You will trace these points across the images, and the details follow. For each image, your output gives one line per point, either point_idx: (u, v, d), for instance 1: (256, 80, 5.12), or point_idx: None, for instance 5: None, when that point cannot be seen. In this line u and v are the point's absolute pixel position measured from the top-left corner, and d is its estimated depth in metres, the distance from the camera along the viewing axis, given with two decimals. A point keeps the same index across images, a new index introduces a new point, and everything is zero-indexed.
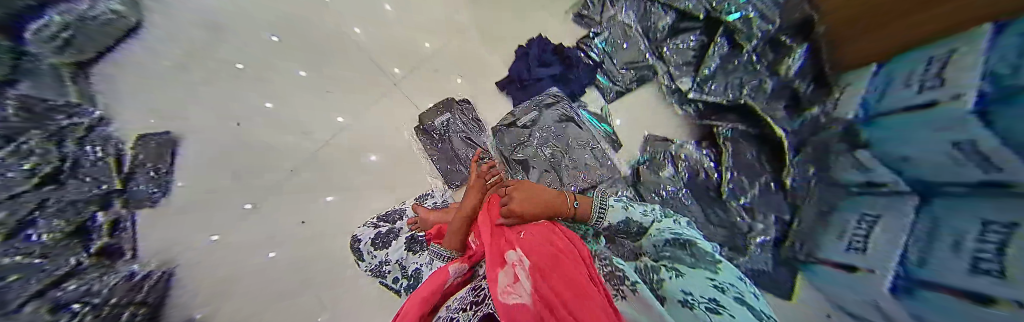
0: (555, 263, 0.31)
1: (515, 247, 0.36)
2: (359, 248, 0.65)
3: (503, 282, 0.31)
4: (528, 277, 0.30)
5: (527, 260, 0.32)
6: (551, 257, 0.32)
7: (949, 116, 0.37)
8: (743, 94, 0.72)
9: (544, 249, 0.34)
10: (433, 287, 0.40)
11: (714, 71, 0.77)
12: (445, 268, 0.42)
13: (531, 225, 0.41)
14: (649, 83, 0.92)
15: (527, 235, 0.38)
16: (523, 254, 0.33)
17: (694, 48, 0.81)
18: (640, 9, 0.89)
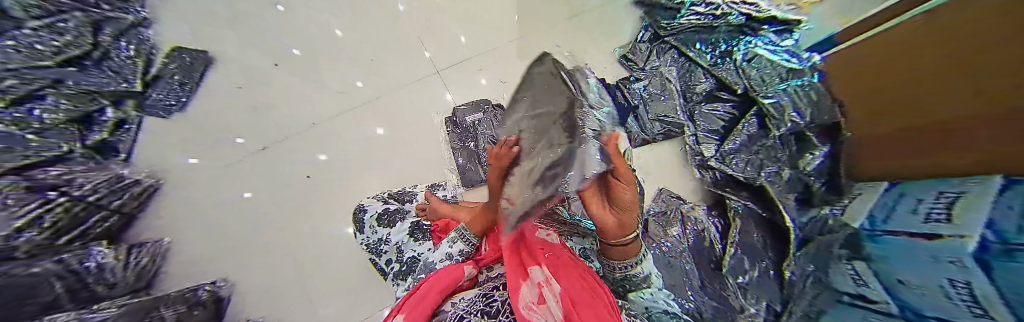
0: (583, 298, 0.31)
1: (540, 266, 0.37)
2: (362, 218, 0.67)
3: (526, 297, 0.32)
4: (555, 301, 0.31)
5: (555, 284, 0.33)
6: (576, 290, 0.33)
7: (955, 250, 0.32)
8: (760, 176, 0.73)
9: (573, 282, 0.35)
10: (445, 285, 0.41)
11: (737, 147, 0.78)
12: (461, 266, 0.44)
13: (559, 253, 0.43)
14: (674, 139, 0.96)
15: (553, 261, 0.40)
16: (550, 278, 0.34)
17: (724, 118, 0.81)
18: (681, 69, 0.86)
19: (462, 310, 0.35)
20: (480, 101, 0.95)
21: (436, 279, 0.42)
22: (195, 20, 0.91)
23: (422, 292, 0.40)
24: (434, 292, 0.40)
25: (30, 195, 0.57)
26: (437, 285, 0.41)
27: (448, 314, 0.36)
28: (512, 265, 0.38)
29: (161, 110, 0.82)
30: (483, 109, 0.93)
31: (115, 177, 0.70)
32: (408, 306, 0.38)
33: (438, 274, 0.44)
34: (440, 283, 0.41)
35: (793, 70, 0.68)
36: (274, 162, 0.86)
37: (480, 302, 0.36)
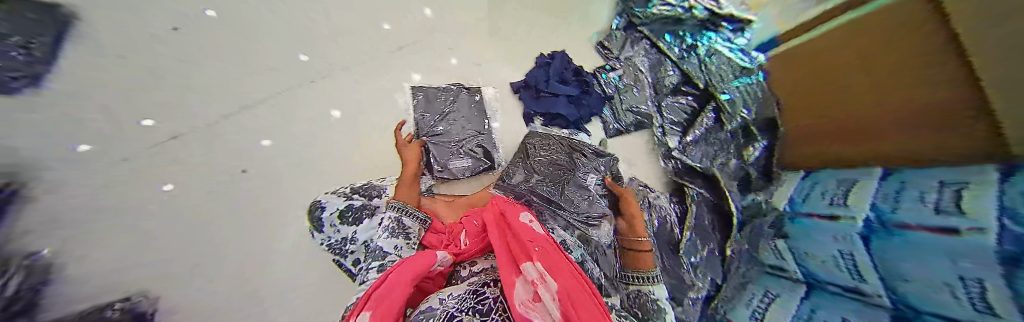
0: (583, 296, 0.27)
1: (533, 260, 0.34)
2: (320, 217, 0.57)
3: (520, 294, 0.28)
4: (552, 297, 0.27)
5: (551, 281, 0.29)
6: (572, 285, 0.29)
7: (932, 242, 0.38)
8: (713, 164, 0.84)
9: (569, 279, 0.30)
10: (414, 271, 0.37)
11: (696, 138, 0.86)
12: (432, 253, 0.42)
13: (544, 244, 0.40)
14: (643, 130, 0.94)
15: (545, 257, 0.35)
16: (545, 274, 0.30)
17: (687, 111, 0.91)
18: (654, 62, 0.94)
19: (450, 307, 0.32)
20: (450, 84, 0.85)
21: (404, 268, 0.37)
22: None
23: (385, 287, 0.32)
24: (400, 284, 0.33)
25: None
26: (403, 277, 0.35)
27: (435, 312, 0.33)
28: (507, 264, 0.35)
29: None
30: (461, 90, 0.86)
31: None
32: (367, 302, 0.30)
33: (406, 263, 0.38)
34: (410, 272, 0.36)
35: (743, 69, 0.86)
36: None
37: (470, 299, 0.34)
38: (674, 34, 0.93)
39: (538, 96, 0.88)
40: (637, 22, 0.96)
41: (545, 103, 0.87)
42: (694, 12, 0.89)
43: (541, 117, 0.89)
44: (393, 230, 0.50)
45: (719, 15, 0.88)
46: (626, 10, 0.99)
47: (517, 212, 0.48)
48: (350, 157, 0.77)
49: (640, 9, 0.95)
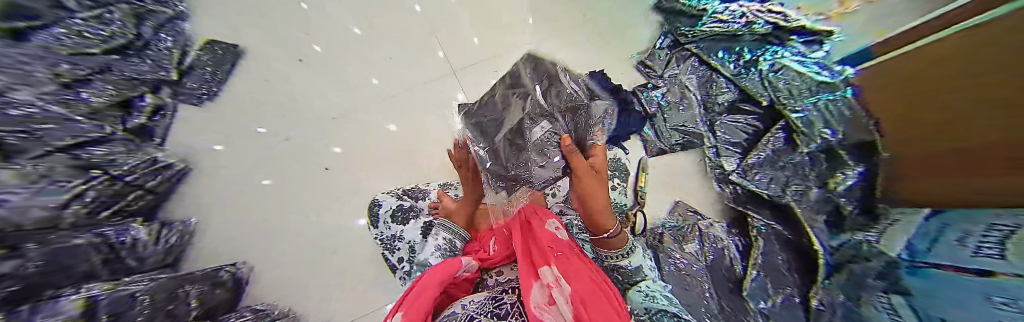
0: (593, 296, 0.33)
1: (551, 266, 0.39)
2: (377, 213, 0.66)
3: (537, 297, 0.34)
4: (565, 300, 0.33)
5: (565, 285, 0.35)
6: (587, 288, 0.34)
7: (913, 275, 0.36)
8: (786, 194, 0.59)
9: (583, 281, 0.36)
10: (443, 277, 0.41)
11: (761, 163, 0.66)
12: (458, 258, 0.46)
13: (565, 250, 0.44)
14: (693, 149, 0.92)
15: (562, 261, 0.40)
16: (560, 278, 0.36)
17: (749, 130, 0.70)
18: (704, 78, 0.80)
19: (474, 311, 0.35)
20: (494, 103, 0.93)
21: (433, 273, 0.41)
22: (230, 19, 0.96)
23: (417, 290, 0.39)
24: (434, 283, 0.40)
25: (80, 174, 0.62)
26: (434, 278, 0.40)
27: (459, 315, 0.36)
28: (528, 270, 0.40)
29: (195, 98, 0.87)
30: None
31: (150, 158, 0.74)
32: (402, 305, 0.37)
33: (434, 268, 0.43)
34: (437, 277, 0.41)
35: (823, 83, 0.54)
36: (296, 152, 0.90)
37: (490, 304, 0.36)
38: (729, 50, 0.74)
39: None
40: (683, 41, 0.85)
41: None
42: (753, 27, 0.69)
43: None
44: (444, 250, 0.63)
45: (788, 26, 0.64)
46: (672, 29, 0.89)
47: (542, 219, 0.51)
48: (405, 165, 0.94)
49: (687, 28, 0.83)
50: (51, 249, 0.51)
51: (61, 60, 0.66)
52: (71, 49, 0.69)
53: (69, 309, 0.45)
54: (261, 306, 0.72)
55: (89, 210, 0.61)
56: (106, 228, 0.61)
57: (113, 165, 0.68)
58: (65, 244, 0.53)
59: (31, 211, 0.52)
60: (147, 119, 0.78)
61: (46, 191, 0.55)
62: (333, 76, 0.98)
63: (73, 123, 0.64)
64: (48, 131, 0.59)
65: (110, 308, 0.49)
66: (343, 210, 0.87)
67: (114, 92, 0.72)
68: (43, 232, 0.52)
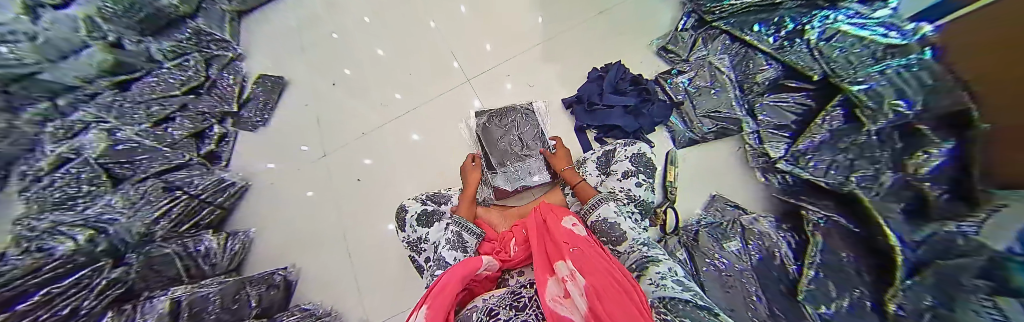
0: (610, 290, 0.28)
1: (566, 261, 0.36)
2: (404, 218, 0.65)
3: (552, 291, 0.31)
4: (580, 294, 0.28)
5: (580, 278, 0.31)
6: (605, 283, 0.30)
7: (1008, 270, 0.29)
8: (850, 180, 0.59)
9: (600, 276, 0.32)
10: (463, 272, 0.40)
11: (814, 145, 0.67)
12: (479, 256, 0.45)
13: (582, 246, 0.41)
14: (730, 137, 0.85)
15: (579, 256, 0.37)
16: (575, 272, 0.32)
17: (797, 111, 0.72)
18: (739, 56, 0.82)
19: (493, 303, 0.35)
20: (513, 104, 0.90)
21: (453, 270, 0.40)
22: (276, 53, 1.08)
23: (441, 283, 0.37)
24: (455, 281, 0.38)
25: (164, 194, 0.72)
26: (455, 275, 0.39)
27: (479, 307, 0.36)
28: (542, 268, 0.38)
29: (250, 125, 1.00)
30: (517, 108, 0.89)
31: (217, 179, 0.86)
32: (425, 298, 0.35)
33: (454, 266, 0.41)
34: (458, 274, 0.39)
35: (890, 46, 0.55)
36: (333, 167, 0.97)
37: (509, 297, 0.36)
38: (767, 23, 0.76)
39: (592, 109, 0.86)
40: (710, 19, 0.87)
41: (597, 116, 0.85)
42: None
43: (593, 129, 0.86)
44: (454, 243, 0.57)
45: None
46: (695, 9, 0.91)
47: (559, 217, 0.49)
48: (426, 173, 0.95)
49: (712, 5, 0.85)
50: (146, 257, 0.60)
51: (151, 103, 0.79)
52: (159, 94, 0.81)
53: (158, 309, 0.52)
54: (307, 306, 0.79)
55: (174, 225, 0.71)
56: (186, 239, 0.72)
57: (190, 185, 0.78)
58: (157, 254, 0.63)
59: (132, 227, 0.62)
60: (215, 146, 0.91)
61: (141, 210, 0.66)
62: (360, 94, 1.04)
63: (159, 151, 0.76)
64: (144, 160, 0.73)
65: (188, 308, 0.55)
66: (374, 219, 0.90)
67: (192, 127, 0.86)
68: (141, 245, 0.62)
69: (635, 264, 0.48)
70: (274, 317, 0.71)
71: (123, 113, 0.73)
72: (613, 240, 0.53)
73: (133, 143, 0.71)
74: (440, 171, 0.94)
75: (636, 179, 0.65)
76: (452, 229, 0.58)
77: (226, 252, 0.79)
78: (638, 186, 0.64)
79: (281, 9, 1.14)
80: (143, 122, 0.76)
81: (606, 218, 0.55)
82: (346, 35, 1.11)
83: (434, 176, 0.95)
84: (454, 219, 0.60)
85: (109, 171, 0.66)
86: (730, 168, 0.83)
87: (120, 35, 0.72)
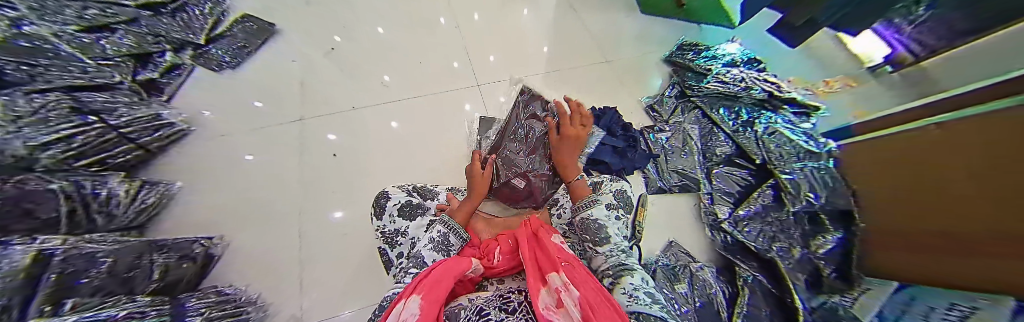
0: (604, 305, 0.29)
1: (560, 273, 0.37)
2: (383, 206, 0.61)
3: (545, 300, 0.31)
4: (574, 303, 0.29)
5: (574, 290, 0.31)
6: (596, 296, 0.31)
7: None
8: (772, 248, 0.73)
9: (592, 292, 0.32)
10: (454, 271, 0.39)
11: (750, 214, 0.79)
12: (468, 257, 0.44)
13: (573, 262, 0.42)
14: (690, 193, 0.95)
15: (571, 272, 0.38)
16: (569, 284, 0.33)
17: (742, 183, 0.87)
18: (705, 130, 0.96)
19: (481, 304, 0.34)
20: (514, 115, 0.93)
21: (445, 266, 0.39)
22: (270, 1, 1.00)
23: (432, 276, 0.35)
24: (448, 276, 0.36)
25: (71, 116, 0.57)
26: (448, 271, 0.37)
27: (467, 306, 0.35)
28: (534, 277, 0.38)
29: (215, 63, 0.87)
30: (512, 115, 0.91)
31: (151, 115, 0.72)
32: (418, 286, 0.32)
33: (444, 263, 0.40)
34: (451, 270, 0.38)
35: (810, 151, 0.74)
36: (304, 136, 0.86)
37: (498, 300, 0.36)
38: (729, 109, 0.93)
39: None
40: (690, 94, 1.02)
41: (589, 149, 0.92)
42: (751, 91, 0.89)
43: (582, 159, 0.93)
44: (438, 244, 0.53)
45: (782, 96, 0.85)
46: (680, 82, 1.07)
47: (549, 233, 0.51)
48: (408, 164, 0.89)
49: (694, 83, 1.02)
50: (20, 189, 0.46)
51: (91, 7, 0.70)
52: (109, 0, 0.74)
53: (22, 258, 0.39)
54: (227, 289, 0.66)
55: (70, 156, 0.56)
56: (84, 178, 0.57)
57: (112, 113, 0.64)
58: (39, 190, 0.48)
59: (10, 144, 0.47)
60: (159, 75, 0.79)
61: (33, 127, 0.51)
62: (354, 68, 0.97)
63: (77, 63, 0.63)
64: (49, 67, 0.58)
65: (60, 267, 0.42)
66: (339, 202, 0.81)
67: (133, 45, 0.74)
68: (31, 180, 0.48)
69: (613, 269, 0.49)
70: (180, 296, 0.58)
71: (45, 6, 0.62)
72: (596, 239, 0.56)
73: (44, 42, 0.58)
74: (424, 165, 0.89)
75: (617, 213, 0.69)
76: (440, 230, 0.55)
77: (134, 205, 0.64)
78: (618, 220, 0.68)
79: None
80: (69, 24, 0.65)
81: (596, 218, 0.59)
82: (353, 7, 1.06)
83: (418, 168, 0.88)
84: (442, 220, 0.57)
85: None
86: (688, 220, 0.92)
87: None
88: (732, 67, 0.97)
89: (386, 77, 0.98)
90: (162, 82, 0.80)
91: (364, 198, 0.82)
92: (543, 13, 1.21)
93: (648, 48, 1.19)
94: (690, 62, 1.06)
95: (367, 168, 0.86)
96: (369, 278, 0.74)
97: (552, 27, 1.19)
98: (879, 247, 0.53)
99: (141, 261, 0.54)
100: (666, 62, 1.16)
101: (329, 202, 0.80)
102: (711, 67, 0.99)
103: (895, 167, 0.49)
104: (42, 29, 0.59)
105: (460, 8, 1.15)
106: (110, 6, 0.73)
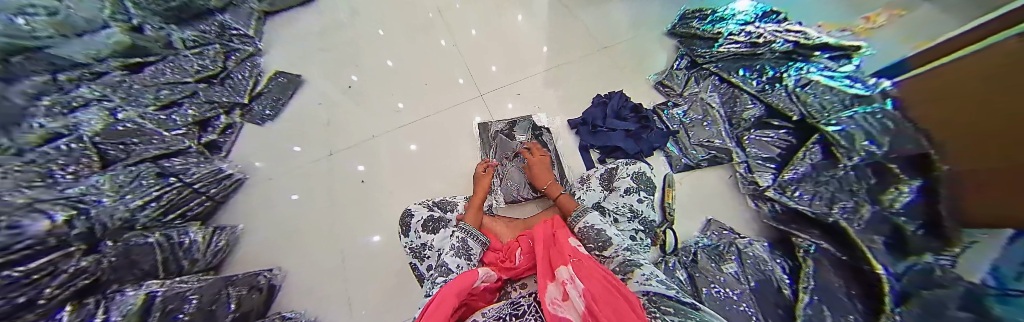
0: (606, 295, 0.29)
1: (567, 267, 0.37)
2: (409, 223, 0.64)
3: (552, 294, 0.33)
4: (577, 294, 0.30)
5: (577, 281, 0.32)
6: (596, 284, 0.32)
7: None
8: (834, 211, 0.63)
9: (597, 281, 0.33)
10: (461, 291, 0.39)
11: (798, 177, 0.72)
12: (477, 269, 0.45)
13: (584, 257, 0.41)
14: (721, 166, 0.88)
15: (580, 265, 0.37)
16: (573, 276, 0.34)
17: (780, 146, 0.79)
18: (727, 96, 0.90)
19: (493, 316, 0.35)
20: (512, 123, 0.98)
21: (453, 283, 0.40)
22: (295, 55, 1.13)
23: (439, 297, 0.37)
24: (456, 293, 0.38)
25: (158, 180, 0.69)
26: (454, 289, 0.39)
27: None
28: (545, 274, 0.39)
29: (258, 117, 1.00)
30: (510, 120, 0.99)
31: (215, 170, 0.83)
32: (424, 312, 0.34)
33: (456, 277, 0.42)
34: (458, 287, 0.39)
35: (857, 96, 0.68)
36: (335, 169, 0.95)
37: (509, 307, 0.37)
38: (749, 68, 0.88)
39: (596, 131, 0.91)
40: (701, 62, 0.97)
41: (601, 137, 0.89)
42: (773, 46, 0.85)
43: (596, 149, 0.90)
44: (459, 249, 0.55)
45: (810, 44, 0.80)
46: (688, 53, 1.01)
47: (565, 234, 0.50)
48: (430, 178, 0.93)
49: (705, 50, 0.97)
50: (126, 246, 0.56)
51: (163, 88, 0.84)
52: (173, 80, 0.87)
53: (133, 303, 0.47)
54: (289, 314, 0.72)
55: (160, 213, 0.67)
56: (170, 230, 0.67)
57: (185, 173, 0.76)
58: (137, 245, 0.58)
59: (116, 210, 0.58)
60: (217, 135, 0.91)
61: (132, 193, 0.63)
62: (371, 100, 1.06)
63: (157, 136, 0.75)
64: (139, 144, 0.71)
65: (162, 306, 0.50)
66: (370, 224, 0.87)
67: (194, 114, 0.87)
68: (137, 240, 0.58)
69: (618, 266, 0.47)
70: None
71: (131, 95, 0.77)
72: (601, 246, 0.53)
73: (133, 123, 0.72)
74: (441, 178, 0.92)
75: (637, 196, 0.67)
76: (458, 236, 0.57)
77: (210, 249, 0.74)
78: (640, 202, 0.67)
79: (307, 18, 1.22)
80: (149, 105, 0.79)
81: (593, 225, 0.57)
82: (363, 47, 1.16)
83: (439, 182, 0.92)
84: (461, 226, 0.60)
85: (103, 152, 0.65)
86: (721, 196, 0.85)
87: (144, 20, 0.84)
88: (748, 24, 0.93)
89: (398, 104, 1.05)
90: (219, 141, 0.92)
91: (394, 219, 0.88)
92: (535, 14, 1.23)
93: (648, 25, 1.15)
94: (697, 30, 1.01)
95: (394, 191, 0.91)
96: (409, 291, 0.78)
97: (547, 25, 1.20)
98: (1000, 203, 0.42)
99: (221, 296, 0.62)
100: (670, 34, 1.11)
101: (366, 224, 0.87)
102: (721, 30, 0.96)
103: (1016, 100, 0.38)
104: (131, 113, 0.73)
105: (458, 27, 1.21)
106: (161, 80, 0.85)
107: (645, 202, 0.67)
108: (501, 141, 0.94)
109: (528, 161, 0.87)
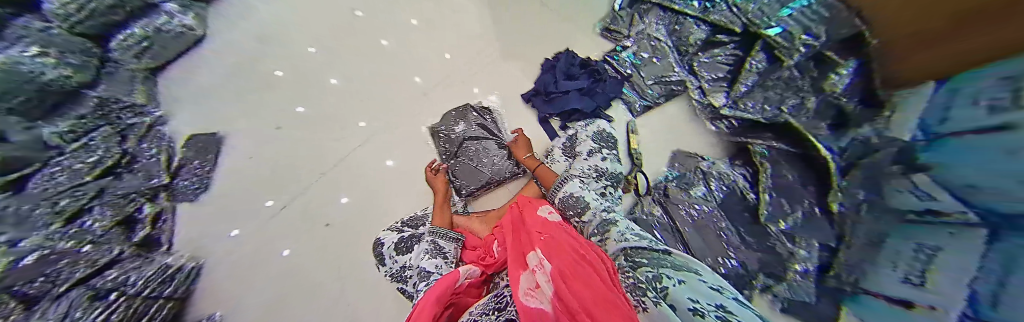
0: (577, 270, 0.28)
1: (537, 250, 0.35)
2: (382, 252, 0.61)
3: (525, 282, 0.31)
4: (547, 279, 0.28)
5: (546, 264, 0.30)
6: (566, 261, 0.30)
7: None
8: (784, 112, 0.66)
9: (566, 257, 0.31)
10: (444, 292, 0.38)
11: (749, 87, 0.74)
12: (456, 270, 0.43)
13: (556, 232, 0.40)
14: (678, 98, 0.89)
15: (549, 242, 0.36)
16: (542, 259, 0.32)
17: (728, 62, 0.80)
18: (671, 24, 0.89)
19: (476, 313, 0.36)
20: (459, 109, 0.90)
21: (433, 290, 0.38)
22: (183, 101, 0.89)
23: (420, 306, 0.34)
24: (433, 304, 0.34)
25: (94, 303, 0.54)
26: (433, 296, 0.36)
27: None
28: (517, 261, 0.37)
29: (182, 195, 0.77)
30: (450, 112, 0.91)
31: (162, 267, 0.66)
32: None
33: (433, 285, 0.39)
34: (435, 296, 0.36)
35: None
36: (292, 219, 0.80)
37: (492, 300, 0.38)
38: None
39: (550, 99, 0.89)
40: None
41: (556, 104, 0.87)
42: None
43: (556, 117, 0.89)
44: (432, 252, 0.55)
45: None
46: None
47: (534, 209, 0.48)
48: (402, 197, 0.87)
49: None
50: None
51: (58, 198, 0.58)
52: (59, 187, 0.59)
53: None
54: None
55: None
56: None
57: (127, 283, 0.60)
58: None
59: None
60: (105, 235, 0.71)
61: None
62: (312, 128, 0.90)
63: (73, 251, 0.57)
64: (61, 267, 0.54)
65: None
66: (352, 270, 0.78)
67: None
68: None
69: (596, 227, 0.48)
70: None
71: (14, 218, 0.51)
72: (578, 212, 0.53)
73: (47, 242, 0.54)
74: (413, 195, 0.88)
75: (601, 155, 0.67)
76: (429, 242, 0.57)
77: None
78: (604, 160, 0.66)
79: None
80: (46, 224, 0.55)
81: (572, 193, 0.56)
82: (323, 57, 0.99)
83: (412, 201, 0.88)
84: (432, 230, 0.60)
85: (20, 294, 0.48)
86: (683, 125, 0.87)
87: None
88: None
89: (333, 116, 0.94)
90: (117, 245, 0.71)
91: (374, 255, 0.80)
92: None
93: None
94: None
95: (368, 223, 0.83)
96: None
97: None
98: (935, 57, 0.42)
99: None
100: None
101: (348, 271, 0.78)
102: None
103: None
104: (33, 240, 0.52)
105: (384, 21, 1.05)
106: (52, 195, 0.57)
107: (609, 159, 0.67)
108: (444, 140, 0.88)
109: (485, 147, 0.86)
